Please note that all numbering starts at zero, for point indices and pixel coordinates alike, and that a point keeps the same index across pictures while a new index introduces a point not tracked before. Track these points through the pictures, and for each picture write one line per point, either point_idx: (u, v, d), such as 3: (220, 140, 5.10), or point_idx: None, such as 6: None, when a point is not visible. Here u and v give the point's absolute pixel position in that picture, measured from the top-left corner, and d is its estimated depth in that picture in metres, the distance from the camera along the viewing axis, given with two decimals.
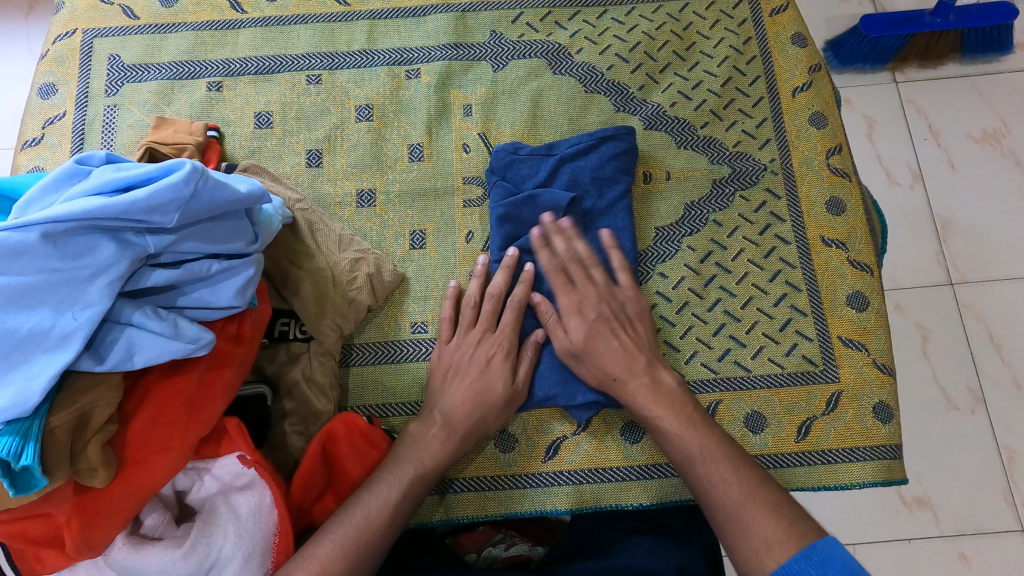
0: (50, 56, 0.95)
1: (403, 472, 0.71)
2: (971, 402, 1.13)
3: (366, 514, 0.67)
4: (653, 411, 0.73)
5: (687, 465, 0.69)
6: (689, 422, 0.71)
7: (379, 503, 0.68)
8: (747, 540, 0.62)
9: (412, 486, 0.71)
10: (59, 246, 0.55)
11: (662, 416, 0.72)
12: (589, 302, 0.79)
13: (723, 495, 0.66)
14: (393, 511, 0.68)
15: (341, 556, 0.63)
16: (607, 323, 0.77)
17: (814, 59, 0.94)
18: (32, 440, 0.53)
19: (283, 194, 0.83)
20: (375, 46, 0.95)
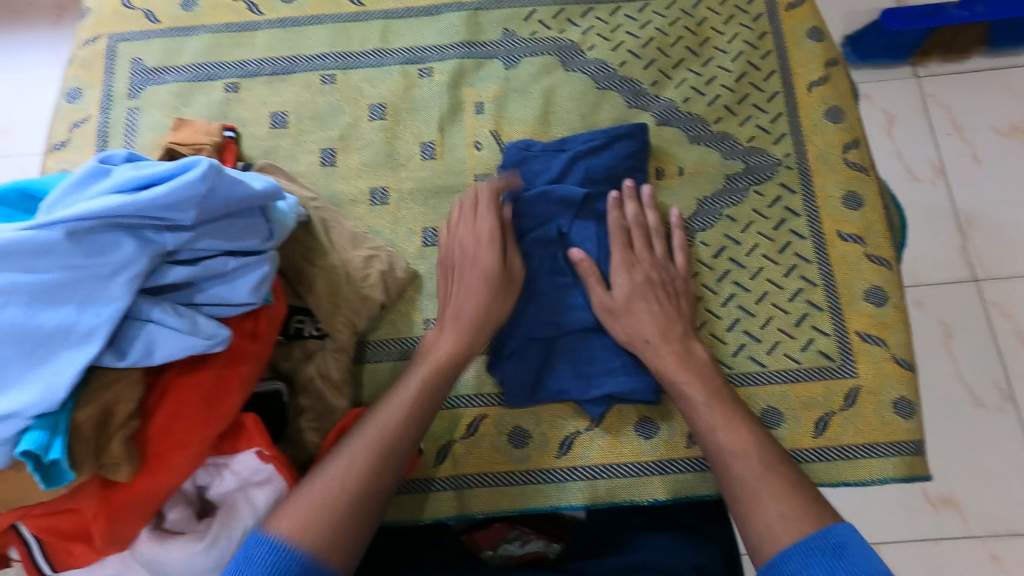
0: (73, 61, 0.97)
1: (419, 374, 0.72)
2: (998, 399, 1.11)
3: (386, 425, 0.67)
4: (682, 377, 0.72)
5: (707, 438, 0.68)
6: (716, 394, 0.71)
7: (397, 409, 0.69)
8: (763, 516, 0.60)
9: (431, 382, 0.72)
10: (82, 244, 0.56)
11: (689, 385, 0.72)
12: (641, 267, 0.80)
13: (742, 471, 0.64)
14: (411, 414, 0.69)
15: (361, 466, 0.64)
16: (652, 289, 0.78)
17: (830, 53, 0.93)
18: (60, 434, 0.55)
19: (297, 192, 0.84)
20: (388, 45, 0.96)
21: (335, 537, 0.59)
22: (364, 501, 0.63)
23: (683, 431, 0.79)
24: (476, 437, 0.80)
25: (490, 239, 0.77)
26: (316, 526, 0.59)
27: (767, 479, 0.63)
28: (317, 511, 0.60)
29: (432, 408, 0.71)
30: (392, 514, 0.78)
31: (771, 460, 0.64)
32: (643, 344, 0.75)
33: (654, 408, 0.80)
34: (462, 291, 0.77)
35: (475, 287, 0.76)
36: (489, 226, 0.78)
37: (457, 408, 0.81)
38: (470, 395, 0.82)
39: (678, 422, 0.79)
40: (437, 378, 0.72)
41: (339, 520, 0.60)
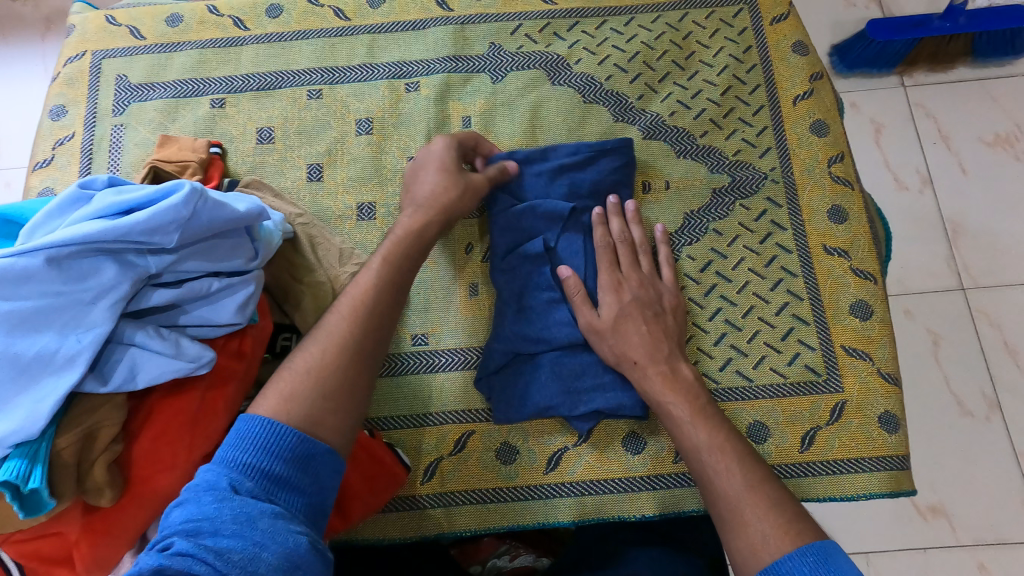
0: (59, 78, 0.97)
1: (384, 248, 0.72)
2: (986, 408, 1.11)
3: (363, 291, 0.67)
4: (666, 396, 0.72)
5: (693, 457, 0.68)
6: (700, 411, 0.71)
7: (373, 275, 0.69)
8: (747, 534, 0.60)
9: (399, 253, 0.72)
10: (63, 270, 0.56)
11: (674, 403, 0.72)
12: (628, 285, 0.80)
13: (727, 488, 0.64)
14: (390, 279, 0.69)
15: (342, 342, 0.63)
16: (640, 307, 0.78)
17: (815, 67, 0.94)
18: (39, 463, 0.55)
19: (283, 209, 0.84)
20: (375, 60, 0.96)
21: (326, 410, 0.59)
22: (361, 365, 0.63)
23: (670, 446, 0.79)
24: (464, 454, 0.80)
25: (445, 169, 0.79)
26: (304, 409, 0.58)
27: (750, 494, 0.62)
28: (300, 390, 0.59)
29: (406, 259, 0.72)
30: (380, 532, 0.78)
31: (755, 476, 0.64)
32: (631, 365, 0.75)
33: (641, 424, 0.80)
34: (413, 211, 0.76)
35: (426, 207, 0.76)
36: (445, 157, 0.80)
37: (444, 425, 0.81)
38: (458, 411, 0.82)
39: (665, 437, 0.80)
40: (410, 243, 0.73)
41: (329, 403, 0.60)
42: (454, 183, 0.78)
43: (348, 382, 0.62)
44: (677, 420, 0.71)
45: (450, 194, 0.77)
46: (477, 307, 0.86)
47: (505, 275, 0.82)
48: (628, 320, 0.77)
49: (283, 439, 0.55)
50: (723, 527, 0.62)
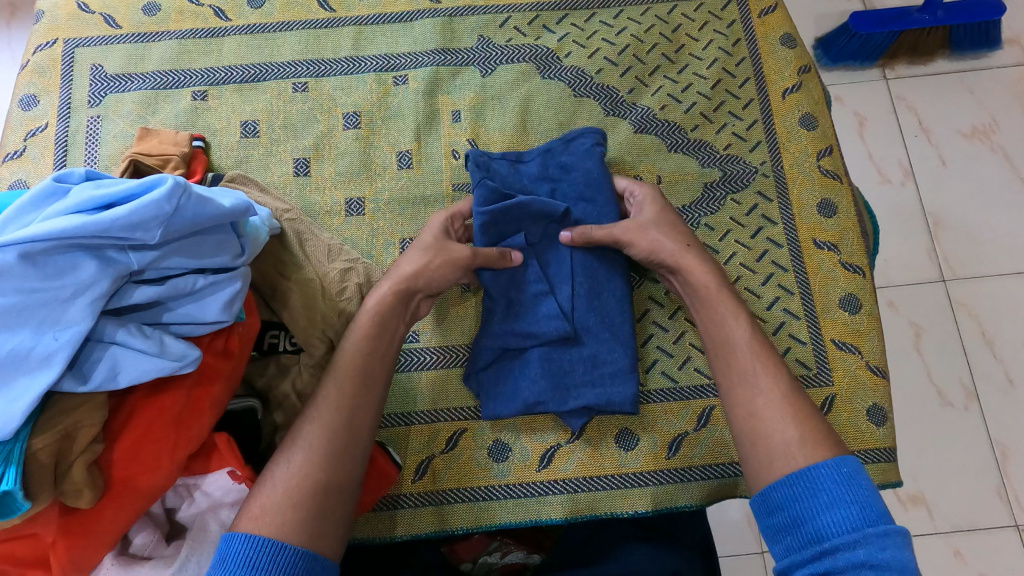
0: (29, 67, 0.94)
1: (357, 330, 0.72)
2: (964, 398, 1.13)
3: (334, 393, 0.68)
4: (707, 281, 0.75)
5: (732, 345, 0.71)
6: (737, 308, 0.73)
7: (345, 367, 0.70)
8: (780, 434, 0.63)
9: (372, 343, 0.72)
10: (38, 267, 0.54)
11: (722, 297, 0.74)
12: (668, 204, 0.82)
13: (766, 388, 0.67)
14: (361, 370, 0.70)
15: (317, 450, 0.64)
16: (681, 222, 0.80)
17: (803, 60, 0.94)
18: (13, 464, 0.53)
19: (270, 204, 0.82)
20: (361, 52, 0.94)
21: (306, 526, 0.59)
22: (338, 467, 0.64)
23: (662, 441, 0.79)
24: (456, 451, 0.79)
25: (422, 242, 0.78)
26: (278, 520, 0.59)
27: (783, 401, 0.66)
28: (273, 505, 0.60)
29: (380, 345, 0.72)
30: (371, 531, 0.77)
31: (787, 384, 0.67)
32: (683, 249, 0.77)
33: (634, 420, 0.80)
34: (385, 285, 0.75)
35: (390, 287, 0.75)
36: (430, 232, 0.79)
37: (437, 422, 0.80)
38: (452, 409, 0.81)
39: (656, 433, 0.80)
40: (379, 329, 0.73)
41: (309, 517, 0.60)
42: (421, 259, 0.76)
43: (323, 493, 0.62)
44: (728, 315, 0.73)
45: (419, 270, 0.75)
46: (467, 304, 0.85)
47: (492, 273, 0.80)
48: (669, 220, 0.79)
49: (264, 553, 0.56)
50: (748, 423, 0.66)
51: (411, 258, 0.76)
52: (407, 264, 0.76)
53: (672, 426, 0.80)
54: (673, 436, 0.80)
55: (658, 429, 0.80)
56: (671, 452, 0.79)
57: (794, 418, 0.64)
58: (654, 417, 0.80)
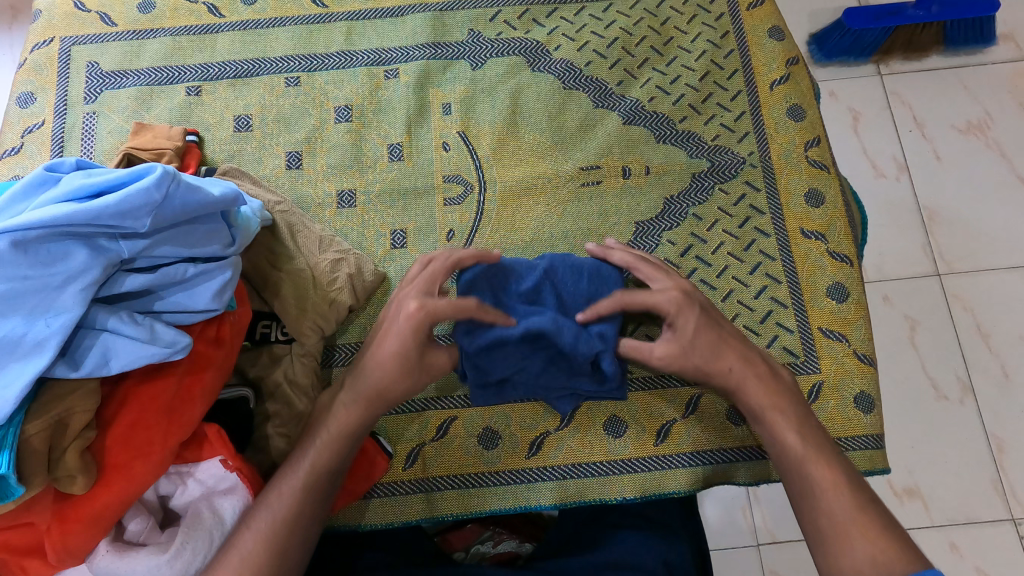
0: (27, 65, 0.95)
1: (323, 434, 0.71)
2: (959, 391, 1.13)
3: (285, 503, 0.66)
4: (766, 403, 0.72)
5: (792, 466, 0.69)
6: (801, 418, 0.71)
7: (296, 480, 0.68)
8: (850, 552, 0.63)
9: (325, 459, 0.69)
10: (30, 254, 0.55)
11: (778, 411, 0.72)
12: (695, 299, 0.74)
13: (828, 507, 0.66)
14: (309, 485, 0.68)
15: (253, 563, 0.63)
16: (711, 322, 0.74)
17: (791, 52, 0.95)
18: (7, 448, 0.54)
19: (262, 196, 0.83)
20: (353, 47, 0.95)
21: None
22: None
23: (650, 429, 0.80)
24: (446, 439, 0.80)
25: (400, 350, 0.69)
26: None
27: (848, 521, 0.64)
28: None
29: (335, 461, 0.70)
30: (361, 518, 0.78)
31: (852, 501, 0.66)
32: (728, 370, 0.73)
33: (622, 407, 0.81)
34: (346, 402, 0.72)
35: (353, 404, 0.71)
36: (407, 337, 0.69)
37: (429, 410, 0.81)
38: (441, 398, 0.81)
39: (645, 421, 0.80)
40: (336, 450, 0.70)
41: None
42: (395, 370, 0.70)
43: None
44: (782, 424, 0.71)
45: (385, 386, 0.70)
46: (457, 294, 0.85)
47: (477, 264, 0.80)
48: (707, 335, 0.72)
49: None
50: (818, 539, 0.66)
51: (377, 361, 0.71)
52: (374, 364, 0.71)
53: (661, 414, 0.81)
54: (661, 424, 0.80)
55: (646, 418, 0.80)
56: (659, 440, 0.79)
57: (864, 534, 0.63)
58: (642, 405, 0.81)
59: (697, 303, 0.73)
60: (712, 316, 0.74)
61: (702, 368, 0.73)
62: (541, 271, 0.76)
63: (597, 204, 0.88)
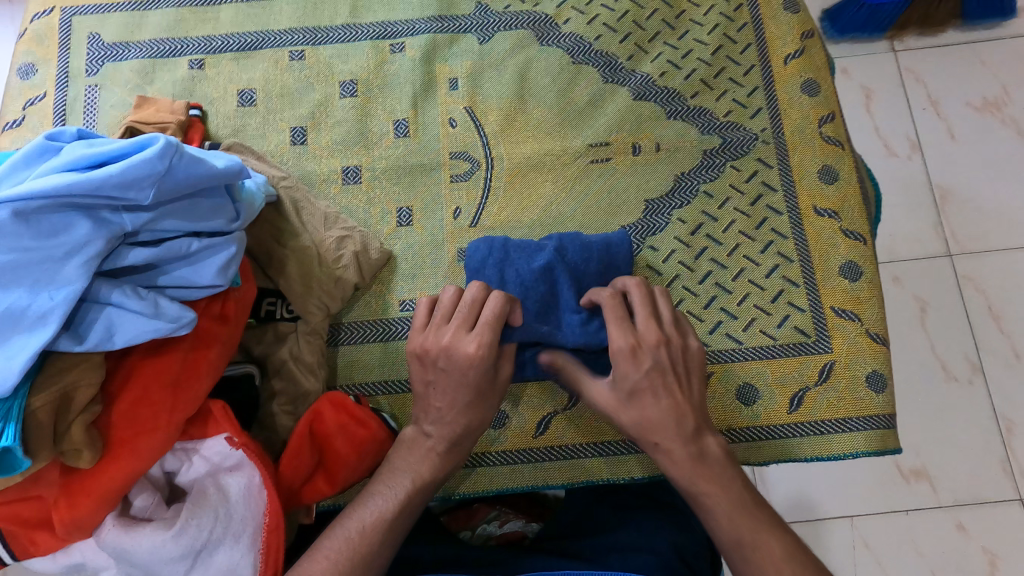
0: (27, 35, 0.94)
1: (409, 467, 0.68)
2: (969, 372, 1.12)
3: (368, 526, 0.63)
4: (703, 489, 0.63)
5: None
6: (740, 503, 0.62)
7: (376, 517, 0.63)
8: None
9: (410, 499, 0.66)
10: (32, 225, 0.54)
11: (716, 489, 0.63)
12: (645, 349, 0.66)
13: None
14: (392, 525, 0.63)
15: None
16: (663, 377, 0.66)
17: (806, 25, 0.92)
18: (12, 421, 0.53)
19: (266, 171, 0.82)
20: (358, 20, 0.93)
21: None
22: None
23: None
24: None
25: (475, 395, 0.68)
26: None
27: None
28: None
29: (420, 498, 0.67)
30: None
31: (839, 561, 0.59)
32: (652, 445, 0.66)
33: None
34: (431, 443, 0.69)
35: (438, 443, 0.69)
36: (476, 379, 0.67)
37: None
38: None
39: None
40: (421, 495, 0.67)
41: None
42: (476, 410, 0.69)
43: None
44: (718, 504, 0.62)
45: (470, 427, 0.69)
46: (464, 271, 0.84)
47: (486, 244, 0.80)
48: (651, 390, 0.66)
49: None
50: None
51: (451, 399, 0.68)
52: (449, 400, 0.68)
53: None
54: None
55: None
56: None
57: None
58: None
59: (647, 361, 0.66)
60: (674, 377, 0.66)
61: (640, 427, 0.66)
62: (551, 252, 0.77)
63: (606, 180, 0.87)
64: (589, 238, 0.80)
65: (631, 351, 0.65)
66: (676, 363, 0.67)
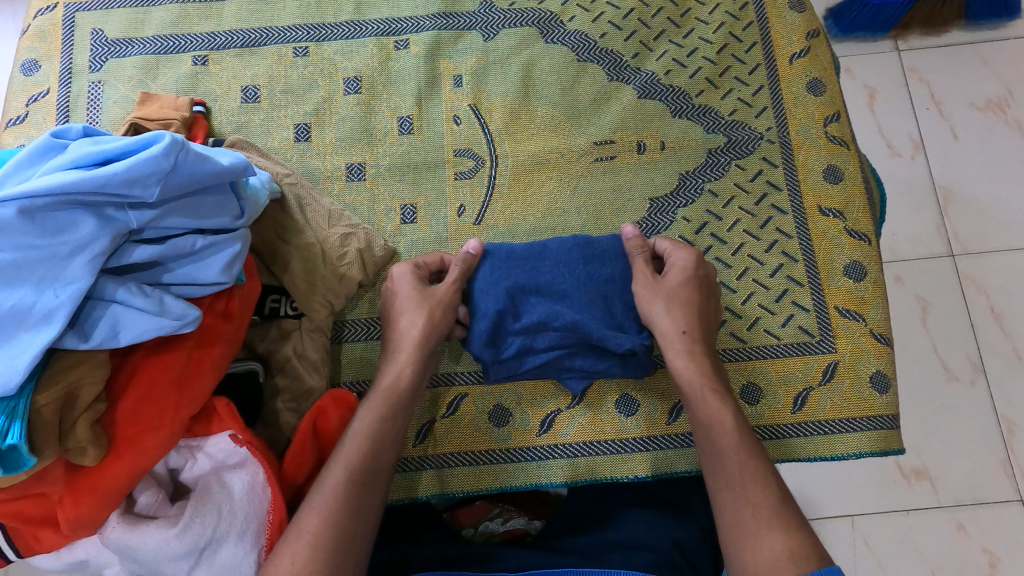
0: (30, 32, 0.94)
1: (366, 404, 0.70)
2: (971, 373, 1.12)
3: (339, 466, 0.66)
4: (697, 394, 0.71)
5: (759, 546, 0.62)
6: (730, 413, 0.69)
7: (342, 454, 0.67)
8: None
9: (372, 428, 0.69)
10: (37, 222, 0.54)
11: (719, 412, 0.69)
12: (684, 260, 0.78)
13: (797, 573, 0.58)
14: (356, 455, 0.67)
15: (316, 529, 0.61)
16: (689, 287, 0.76)
17: (811, 24, 0.92)
18: (18, 419, 0.53)
19: (270, 168, 0.82)
20: (363, 16, 0.93)
21: None
22: (334, 549, 0.61)
23: (662, 407, 0.79)
24: (456, 416, 0.80)
25: (412, 308, 0.74)
26: None
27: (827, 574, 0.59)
28: None
29: (351, 509, 0.64)
30: None
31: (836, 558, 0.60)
32: (676, 336, 0.74)
33: (634, 385, 0.80)
34: (341, 456, 0.67)
35: (324, 510, 0.63)
36: (411, 290, 0.76)
37: (439, 386, 0.81)
38: (468, 372, 0.81)
39: (658, 399, 0.80)
40: (383, 425, 0.69)
41: None
42: (366, 464, 0.67)
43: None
44: (716, 416, 0.69)
45: (418, 334, 0.73)
46: None
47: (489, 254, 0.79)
48: (682, 293, 0.75)
49: None
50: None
51: (402, 324, 0.74)
52: (400, 330, 0.74)
53: (674, 392, 0.80)
54: (674, 402, 0.80)
55: (659, 396, 0.80)
56: (671, 418, 0.79)
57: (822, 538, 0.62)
58: (659, 385, 0.81)
59: (681, 273, 0.76)
60: (694, 289, 0.76)
61: (649, 321, 0.75)
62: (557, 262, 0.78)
63: (611, 179, 0.87)
64: (602, 242, 0.80)
65: (682, 268, 0.77)
66: (702, 282, 0.77)
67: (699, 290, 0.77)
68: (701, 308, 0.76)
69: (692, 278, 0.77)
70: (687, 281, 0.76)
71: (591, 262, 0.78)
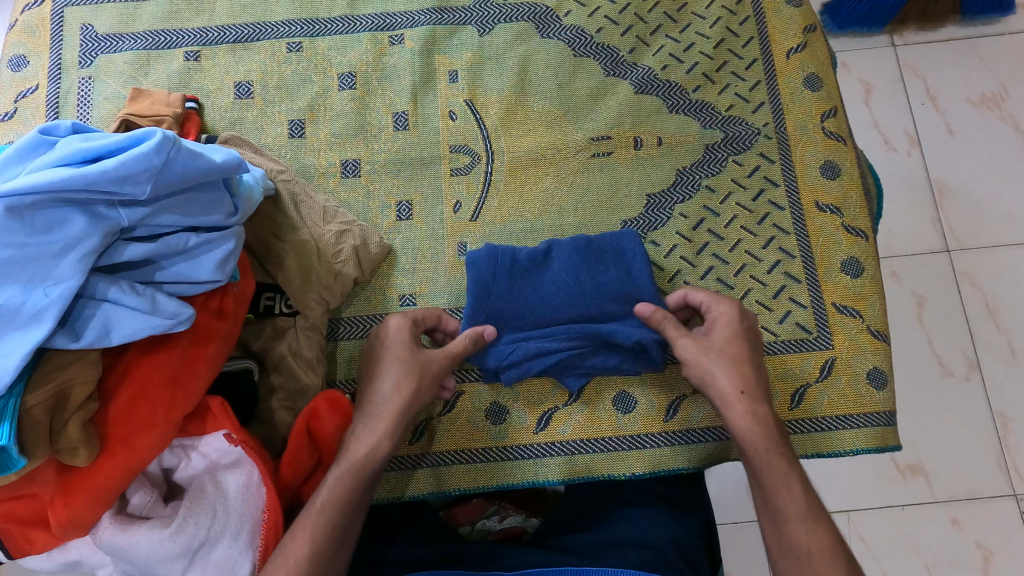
0: (18, 26, 0.92)
1: (337, 467, 0.67)
2: (966, 368, 1.12)
3: (303, 537, 0.63)
4: (764, 459, 0.67)
5: None
6: (800, 480, 0.67)
7: (308, 522, 0.63)
8: None
9: (345, 496, 0.65)
10: (26, 220, 0.53)
11: (785, 481, 0.66)
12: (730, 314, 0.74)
13: None
14: (326, 526, 0.64)
15: None
16: (745, 341, 0.73)
17: (808, 19, 0.92)
18: (7, 419, 0.53)
19: (264, 165, 0.81)
20: (356, 11, 0.92)
21: None
22: None
23: (659, 405, 0.79)
24: (453, 414, 0.79)
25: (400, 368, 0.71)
26: None
27: None
28: None
29: None
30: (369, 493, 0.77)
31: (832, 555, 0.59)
32: (736, 396, 0.70)
33: (631, 382, 0.80)
34: (305, 522, 0.64)
35: None
36: (401, 347, 0.72)
37: None
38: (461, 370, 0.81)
39: (655, 396, 0.79)
40: (354, 492, 0.66)
41: None
42: (328, 540, 0.63)
43: None
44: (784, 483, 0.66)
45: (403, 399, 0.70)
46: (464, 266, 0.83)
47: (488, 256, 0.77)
48: (735, 350, 0.72)
49: None
50: None
51: (383, 382, 0.71)
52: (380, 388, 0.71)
53: (673, 388, 0.80)
54: (671, 400, 0.79)
55: (656, 393, 0.80)
56: (668, 415, 0.78)
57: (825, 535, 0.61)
58: (656, 382, 0.80)
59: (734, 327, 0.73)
60: (749, 344, 0.73)
61: (702, 380, 0.72)
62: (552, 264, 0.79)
63: (607, 175, 0.86)
64: (602, 241, 0.80)
65: (726, 323, 0.74)
66: (752, 332, 0.75)
67: (753, 345, 0.74)
68: (756, 363, 0.73)
69: (743, 332, 0.74)
70: (736, 333, 0.73)
71: (590, 263, 0.79)
